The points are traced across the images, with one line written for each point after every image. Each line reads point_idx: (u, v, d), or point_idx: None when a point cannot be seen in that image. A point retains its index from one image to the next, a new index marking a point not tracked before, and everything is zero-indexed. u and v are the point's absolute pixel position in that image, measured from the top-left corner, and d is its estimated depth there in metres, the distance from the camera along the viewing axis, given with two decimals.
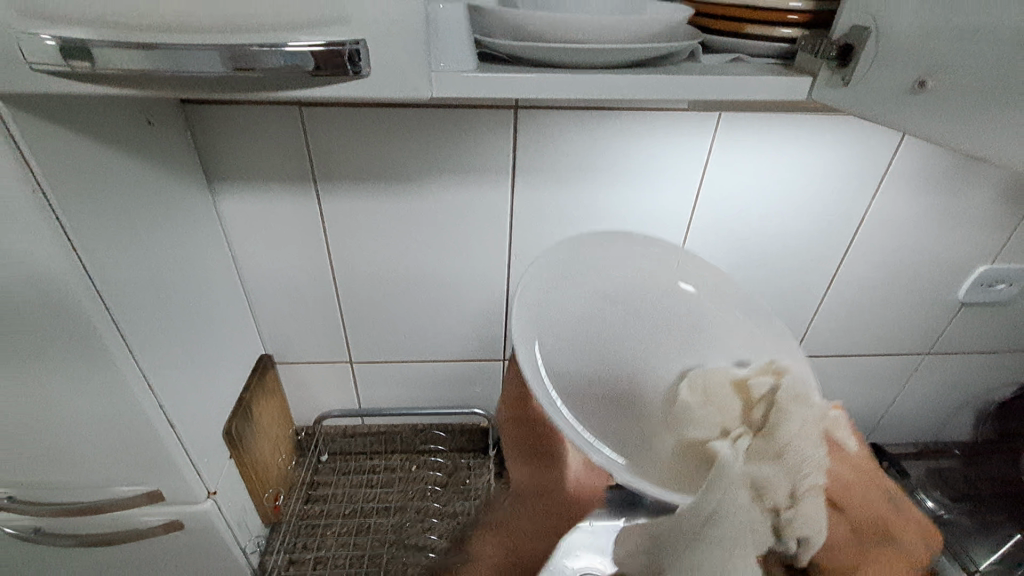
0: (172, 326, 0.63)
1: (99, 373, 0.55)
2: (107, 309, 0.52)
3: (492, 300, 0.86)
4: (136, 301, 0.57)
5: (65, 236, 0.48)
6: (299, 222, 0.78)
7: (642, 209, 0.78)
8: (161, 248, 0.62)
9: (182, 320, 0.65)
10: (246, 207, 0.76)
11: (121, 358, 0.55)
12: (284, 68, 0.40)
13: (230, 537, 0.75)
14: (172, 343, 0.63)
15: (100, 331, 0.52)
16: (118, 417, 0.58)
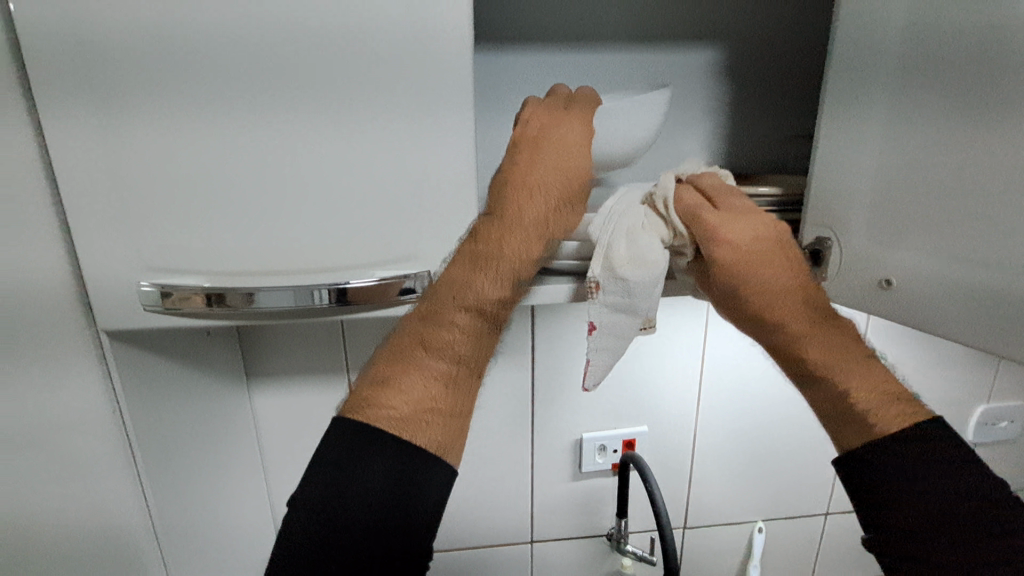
0: (197, 533, 0.63)
1: None
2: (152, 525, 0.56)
3: (517, 477, 0.86)
4: (170, 510, 0.58)
5: (132, 460, 0.53)
6: (328, 411, 0.81)
7: (654, 378, 0.83)
8: (198, 452, 0.64)
9: (213, 525, 0.67)
10: (278, 401, 0.80)
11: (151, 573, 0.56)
12: (348, 300, 0.48)
13: None
14: (197, 553, 0.63)
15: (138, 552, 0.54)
16: None
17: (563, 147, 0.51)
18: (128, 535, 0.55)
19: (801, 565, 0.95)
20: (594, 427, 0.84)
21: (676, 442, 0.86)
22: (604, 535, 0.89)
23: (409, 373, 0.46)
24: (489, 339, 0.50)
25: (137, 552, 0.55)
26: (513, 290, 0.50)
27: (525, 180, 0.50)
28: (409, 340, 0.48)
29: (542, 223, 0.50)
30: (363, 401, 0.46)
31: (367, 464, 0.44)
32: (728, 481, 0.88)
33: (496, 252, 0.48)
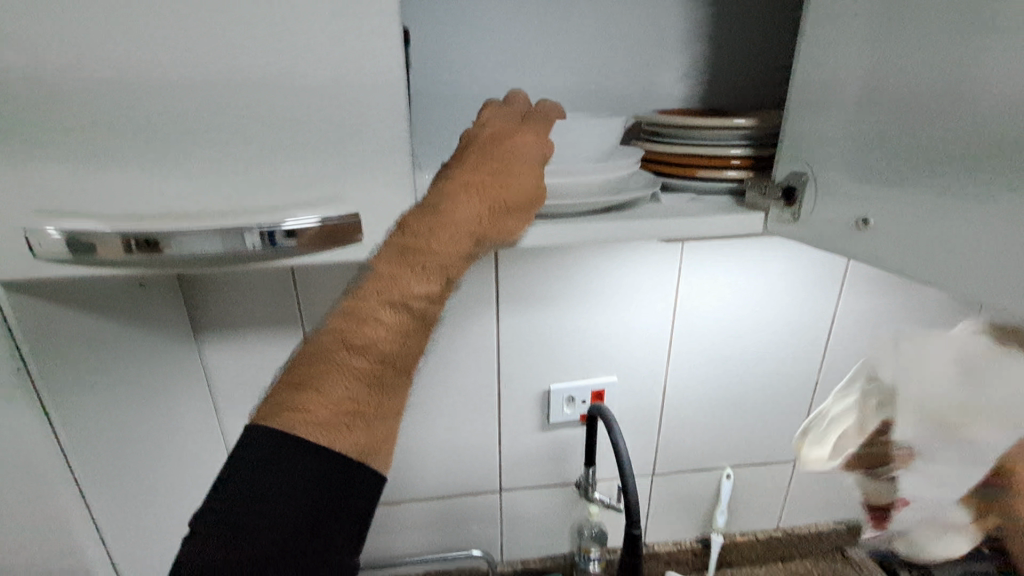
0: (140, 491, 0.60)
1: (58, 558, 0.52)
2: (84, 497, 0.52)
3: (484, 430, 0.84)
4: (102, 470, 0.54)
5: (51, 425, 0.49)
6: (285, 366, 0.77)
7: (624, 328, 0.80)
8: (135, 409, 0.60)
9: (159, 490, 0.64)
10: (231, 356, 0.76)
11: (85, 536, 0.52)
12: (277, 246, 0.43)
13: None
14: (143, 521, 0.60)
15: (67, 516, 0.51)
16: None
17: (511, 150, 0.47)
18: (50, 509, 0.50)
19: (769, 509, 0.96)
20: (562, 378, 0.82)
21: (646, 392, 0.84)
22: (572, 483, 0.89)
23: (331, 373, 0.44)
24: (415, 341, 0.47)
25: (63, 522, 0.51)
26: (445, 289, 0.47)
27: (467, 178, 0.46)
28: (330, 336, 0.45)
29: (483, 223, 0.46)
30: (277, 405, 0.44)
31: (283, 459, 0.42)
32: (699, 430, 0.88)
33: (426, 251, 0.45)
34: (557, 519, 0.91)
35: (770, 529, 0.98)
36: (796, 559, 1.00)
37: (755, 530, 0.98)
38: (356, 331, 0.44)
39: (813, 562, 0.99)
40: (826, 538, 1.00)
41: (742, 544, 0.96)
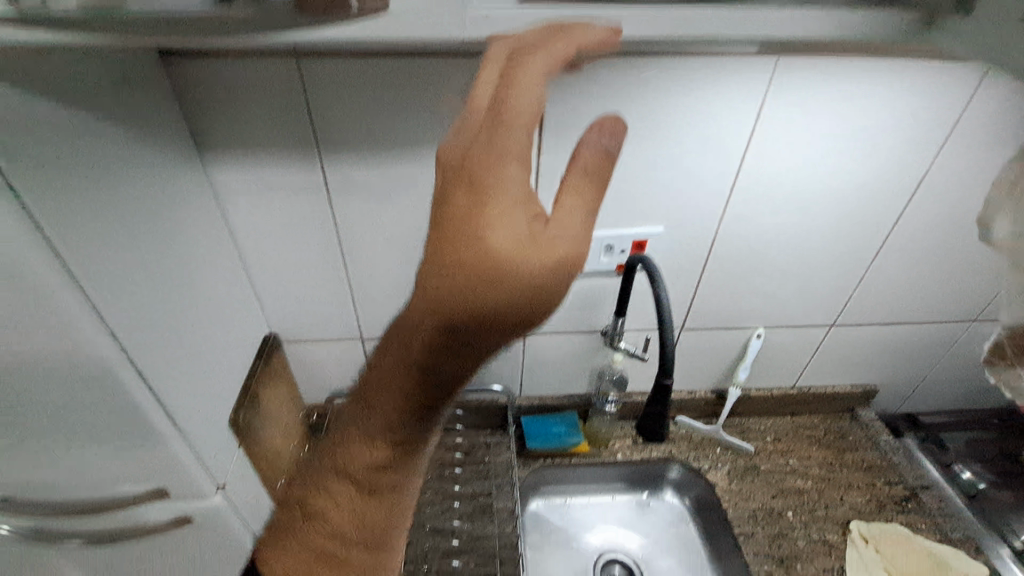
0: (160, 309, 0.56)
1: (83, 369, 0.49)
2: (99, 315, 0.48)
3: None
4: (114, 284, 0.50)
5: (44, 237, 0.43)
6: (302, 191, 0.70)
7: (681, 171, 0.70)
8: (140, 224, 0.54)
9: (184, 314, 0.61)
10: (241, 177, 0.69)
11: (107, 350, 0.49)
12: (278, 9, 0.32)
13: (238, 524, 0.70)
14: (172, 343, 0.58)
15: (81, 328, 0.47)
16: (110, 413, 0.53)
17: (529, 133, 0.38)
18: (63, 317, 0.46)
19: (791, 368, 0.96)
20: (603, 223, 0.74)
21: (692, 245, 0.77)
22: (599, 332, 0.87)
23: (351, 457, 0.49)
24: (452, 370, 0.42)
25: (78, 333, 0.47)
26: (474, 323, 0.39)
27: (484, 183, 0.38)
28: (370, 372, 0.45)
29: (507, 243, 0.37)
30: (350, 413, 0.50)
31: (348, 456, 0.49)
32: (739, 288, 0.83)
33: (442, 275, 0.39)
34: (579, 364, 0.92)
35: (787, 387, 1.00)
36: (806, 416, 1.03)
37: (771, 386, 0.99)
38: (388, 343, 0.44)
39: (822, 419, 1.02)
40: (841, 399, 1.01)
41: (756, 397, 0.98)
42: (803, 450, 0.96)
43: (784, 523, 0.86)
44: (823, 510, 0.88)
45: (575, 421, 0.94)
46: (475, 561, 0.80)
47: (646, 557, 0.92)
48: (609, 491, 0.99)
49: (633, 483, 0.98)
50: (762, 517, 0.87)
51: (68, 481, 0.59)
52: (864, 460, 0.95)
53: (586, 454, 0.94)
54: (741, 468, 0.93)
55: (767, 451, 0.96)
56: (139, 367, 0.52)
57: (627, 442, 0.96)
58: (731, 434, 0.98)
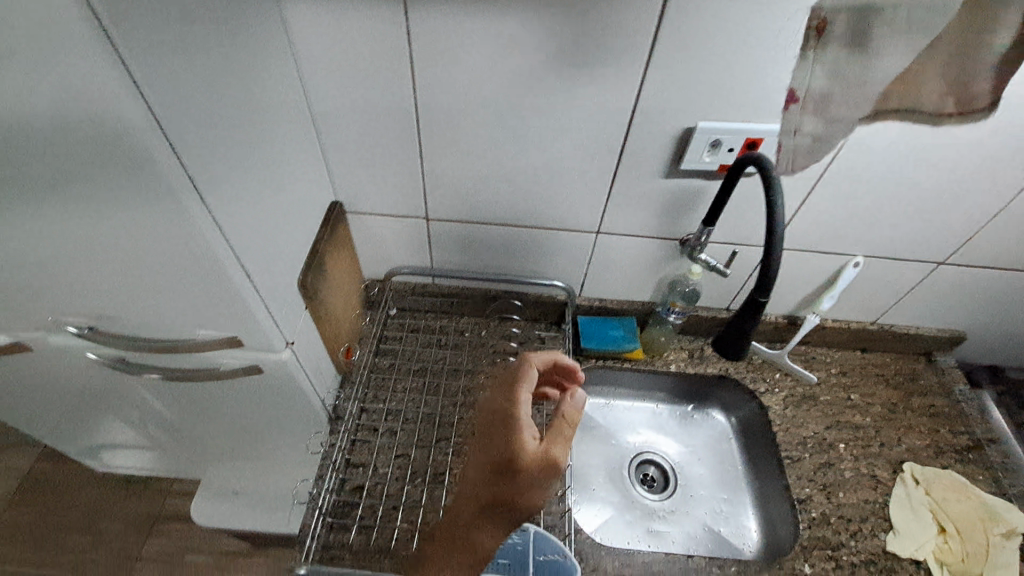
0: (236, 158, 0.53)
1: (162, 211, 0.47)
2: (175, 154, 0.44)
3: (602, 164, 0.72)
4: (191, 123, 0.46)
5: (118, 55, 0.38)
6: (381, 43, 0.63)
7: (825, 58, 0.59)
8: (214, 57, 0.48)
9: (256, 166, 0.57)
10: (317, 19, 0.61)
11: (185, 194, 0.46)
12: None
13: (303, 380, 0.73)
14: (245, 195, 0.55)
15: (160, 166, 0.44)
16: (190, 258, 0.52)
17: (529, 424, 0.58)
18: (140, 153, 0.42)
19: (876, 303, 0.89)
20: (715, 115, 0.65)
21: (810, 152, 0.68)
22: (679, 240, 0.81)
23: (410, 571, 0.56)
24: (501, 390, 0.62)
25: (156, 172, 0.44)
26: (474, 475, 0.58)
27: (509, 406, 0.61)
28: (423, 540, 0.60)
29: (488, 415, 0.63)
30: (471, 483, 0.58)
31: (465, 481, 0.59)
32: (848, 209, 0.74)
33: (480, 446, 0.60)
34: (650, 270, 0.87)
35: (866, 323, 0.93)
36: (877, 354, 0.97)
37: (848, 319, 0.93)
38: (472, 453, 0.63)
39: (893, 359, 0.97)
40: (921, 342, 0.95)
41: (829, 329, 0.93)
42: (868, 387, 0.92)
43: (834, 454, 0.84)
44: (878, 448, 0.85)
45: (635, 327, 0.92)
46: None
47: (683, 464, 0.94)
48: (654, 398, 0.99)
49: (680, 395, 0.98)
50: (812, 445, 0.85)
51: (149, 318, 0.61)
52: (931, 405, 0.90)
53: (639, 361, 0.93)
54: (798, 395, 0.90)
55: (829, 384, 0.92)
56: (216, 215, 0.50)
57: (682, 355, 0.94)
58: (794, 361, 0.94)
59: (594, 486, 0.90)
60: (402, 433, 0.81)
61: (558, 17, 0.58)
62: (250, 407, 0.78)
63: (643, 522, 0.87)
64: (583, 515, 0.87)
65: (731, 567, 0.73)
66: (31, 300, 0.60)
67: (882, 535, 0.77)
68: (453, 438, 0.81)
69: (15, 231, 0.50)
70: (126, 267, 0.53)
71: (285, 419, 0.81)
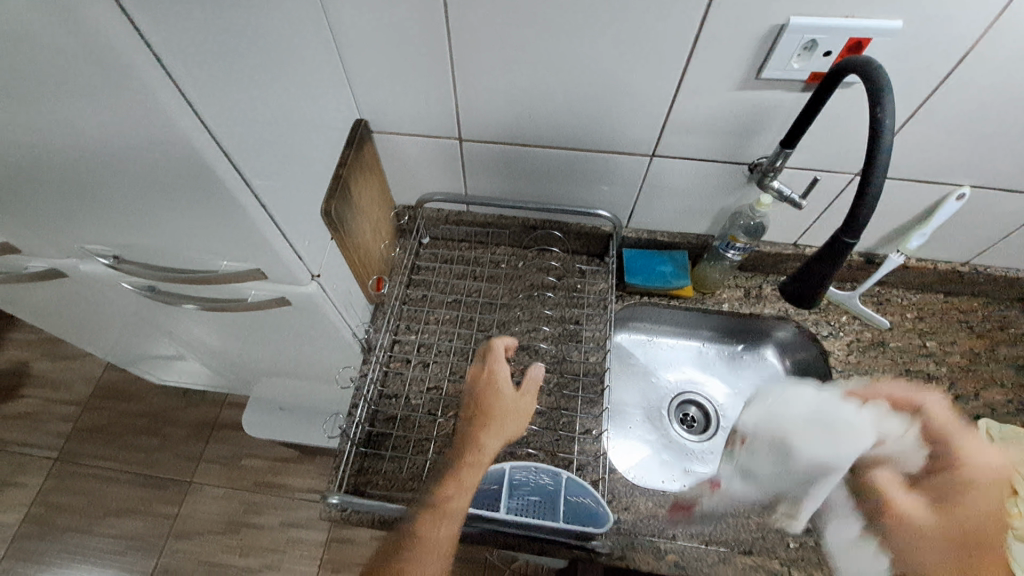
0: (243, 73, 0.46)
1: (160, 136, 0.41)
2: (164, 66, 0.38)
3: (664, 73, 0.61)
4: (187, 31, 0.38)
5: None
6: None
7: None
8: None
9: (270, 79, 0.50)
10: None
11: (183, 118, 0.40)
12: None
13: (333, 312, 0.70)
14: (255, 115, 0.48)
15: (148, 83, 0.37)
16: (199, 188, 0.47)
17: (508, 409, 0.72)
18: (123, 66, 0.36)
19: (975, 241, 0.77)
20: (815, 7, 0.52)
21: (931, 56, 0.55)
22: (747, 166, 0.70)
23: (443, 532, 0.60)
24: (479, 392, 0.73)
25: (148, 92, 0.38)
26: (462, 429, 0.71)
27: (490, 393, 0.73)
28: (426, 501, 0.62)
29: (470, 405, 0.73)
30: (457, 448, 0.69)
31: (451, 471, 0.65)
32: (965, 129, 0.61)
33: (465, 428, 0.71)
34: (709, 200, 0.78)
35: (956, 263, 0.82)
36: (962, 298, 0.86)
37: (936, 259, 0.82)
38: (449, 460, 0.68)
39: (982, 304, 0.86)
40: (1018, 287, 0.83)
41: (912, 269, 0.82)
42: (947, 335, 0.83)
43: (899, 405, 0.77)
44: (951, 402, 0.78)
45: (686, 261, 0.84)
46: (557, 382, 0.79)
47: (726, 406, 0.89)
48: (700, 337, 0.92)
49: (730, 335, 0.91)
50: (875, 395, 0.78)
51: (170, 247, 0.58)
52: (1020, 357, 0.81)
53: (688, 299, 0.86)
54: (866, 341, 0.82)
55: (902, 329, 0.83)
56: (223, 141, 0.44)
57: (737, 294, 0.86)
58: (865, 304, 0.84)
59: (631, 424, 0.87)
60: (435, 366, 0.79)
61: None
62: (286, 334, 0.78)
63: (680, 463, 0.84)
64: (617, 452, 0.85)
65: (772, 516, 0.69)
66: (55, 228, 0.59)
67: None
68: None
69: (20, 154, 0.47)
70: (138, 194, 0.49)
71: (319, 348, 0.81)
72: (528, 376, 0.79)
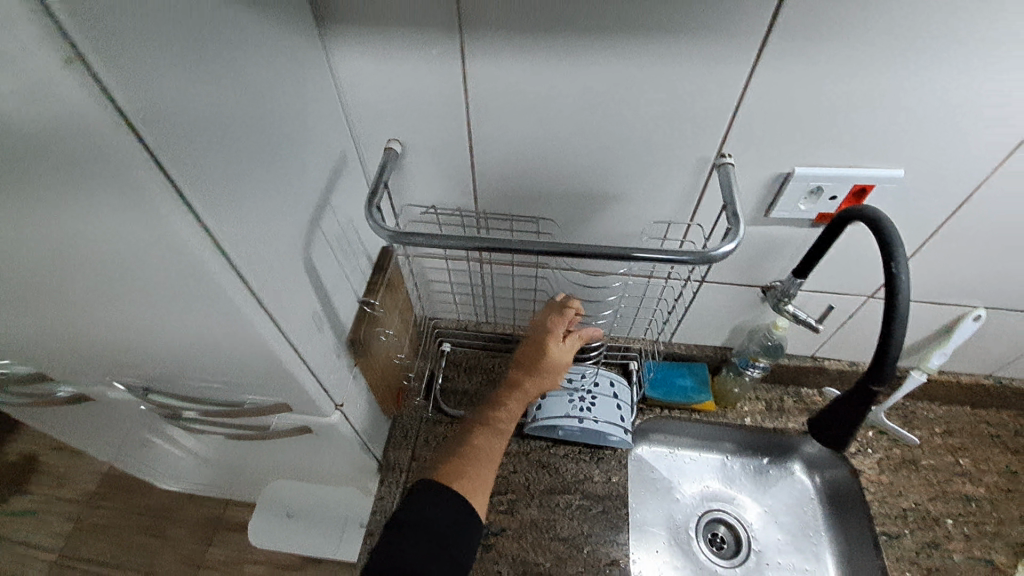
0: (284, 240, 0.50)
1: (216, 310, 0.45)
2: (229, 260, 0.42)
3: (674, 215, 0.65)
4: (248, 225, 0.44)
5: (144, 145, 0.33)
6: (437, 101, 0.58)
7: (966, 93, 0.48)
8: (260, 146, 0.46)
9: (303, 239, 0.54)
10: (368, 75, 0.57)
11: (237, 294, 0.44)
12: None
13: (354, 437, 0.71)
14: (292, 273, 0.52)
15: (214, 275, 0.41)
16: (244, 347, 0.50)
17: (553, 362, 0.69)
18: (195, 267, 0.41)
19: (997, 356, 0.77)
20: (818, 161, 0.55)
21: (932, 201, 0.58)
22: (760, 288, 0.72)
23: (495, 446, 0.64)
24: (527, 354, 0.70)
25: (212, 281, 0.42)
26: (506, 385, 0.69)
27: (535, 357, 0.69)
28: (462, 443, 0.64)
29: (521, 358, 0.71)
30: (491, 402, 0.68)
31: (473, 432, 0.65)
32: (970, 261, 0.63)
33: (508, 386, 0.69)
34: (725, 317, 0.79)
35: (980, 376, 0.81)
36: (992, 411, 0.84)
37: (958, 372, 0.82)
38: (487, 408, 0.67)
39: (1012, 417, 0.84)
40: None
41: (935, 382, 0.81)
42: (981, 451, 0.80)
43: (940, 531, 0.73)
44: (994, 527, 0.74)
45: (705, 374, 0.84)
46: (579, 504, 0.77)
47: (756, 525, 0.85)
48: (727, 449, 0.89)
49: (754, 448, 0.88)
50: (913, 520, 0.74)
51: (192, 380, 0.59)
52: None
53: (709, 413, 0.84)
54: (896, 459, 0.80)
55: (932, 445, 0.81)
56: (259, 296, 0.46)
57: (759, 407, 0.85)
58: (890, 418, 0.83)
59: (657, 547, 0.82)
60: None
61: (637, 57, 0.50)
62: (299, 444, 0.78)
63: None
64: None
65: None
66: (93, 365, 0.61)
67: None
68: (503, 494, 0.77)
69: (76, 313, 0.50)
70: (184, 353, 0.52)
71: (335, 457, 0.82)
72: (548, 496, 0.77)
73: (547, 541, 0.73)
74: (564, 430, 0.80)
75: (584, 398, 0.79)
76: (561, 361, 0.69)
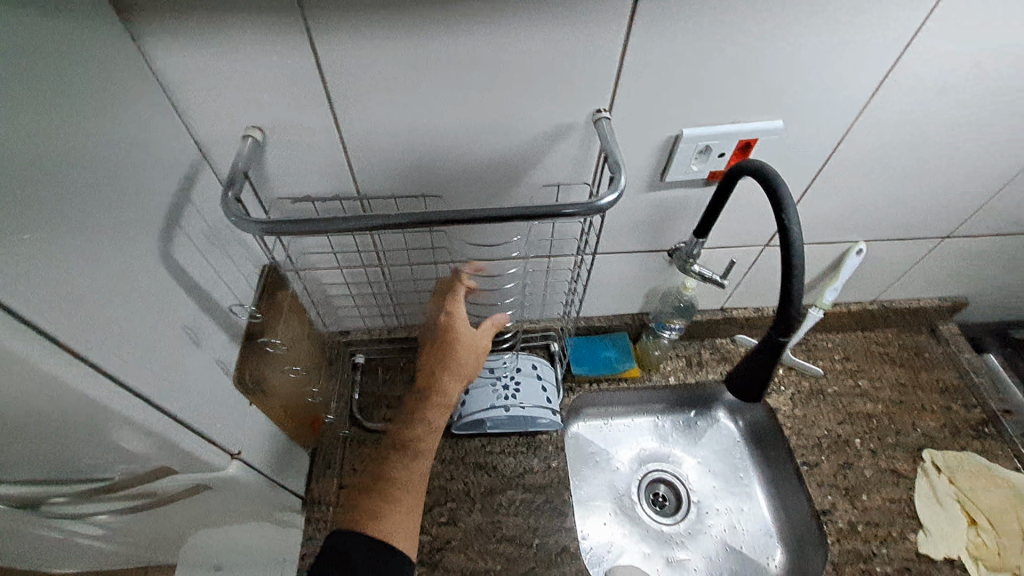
0: (120, 287, 0.41)
1: (36, 391, 0.36)
2: (36, 329, 0.34)
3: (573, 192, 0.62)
4: (57, 279, 0.35)
5: None
6: (291, 99, 0.51)
7: (829, 40, 0.49)
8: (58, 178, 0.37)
9: (151, 279, 0.46)
10: (201, 75, 0.49)
11: (61, 367, 0.36)
12: None
13: (264, 484, 0.63)
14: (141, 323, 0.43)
15: (17, 352, 0.33)
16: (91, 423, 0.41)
17: (461, 362, 0.64)
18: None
19: (878, 283, 0.83)
20: (703, 119, 0.55)
21: (810, 148, 0.59)
22: (666, 252, 0.72)
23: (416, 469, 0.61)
24: (431, 358, 0.65)
25: (16, 360, 0.33)
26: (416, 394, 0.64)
27: (441, 361, 0.64)
28: (382, 475, 0.60)
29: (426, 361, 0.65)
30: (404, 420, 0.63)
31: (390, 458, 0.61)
32: (846, 201, 0.67)
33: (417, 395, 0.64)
34: (638, 284, 0.78)
35: (866, 302, 0.88)
36: (879, 331, 0.92)
37: (847, 302, 0.88)
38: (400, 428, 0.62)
39: (895, 334, 0.92)
40: (922, 314, 0.90)
41: (830, 314, 0.87)
42: (874, 370, 0.87)
43: (850, 451, 0.79)
44: (893, 437, 0.81)
45: (627, 342, 0.84)
46: (522, 498, 0.75)
47: (695, 478, 0.87)
48: (658, 411, 0.91)
49: (681, 404, 0.91)
50: (827, 446, 0.80)
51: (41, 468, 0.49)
52: (941, 381, 0.86)
53: (636, 380, 0.85)
54: (806, 391, 0.85)
55: (835, 373, 0.87)
56: (95, 362, 0.38)
57: (681, 365, 0.87)
58: (795, 354, 0.88)
59: (604, 520, 0.83)
60: None
61: (509, 27, 0.46)
62: (200, 526, 0.65)
63: (661, 551, 0.81)
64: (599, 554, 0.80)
65: None
66: None
67: (913, 536, 0.72)
68: (443, 505, 0.73)
69: None
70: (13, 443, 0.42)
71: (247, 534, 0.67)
72: (489, 497, 0.74)
73: (495, 544, 0.71)
74: (491, 421, 0.77)
75: (508, 384, 0.77)
76: (468, 359, 0.64)
